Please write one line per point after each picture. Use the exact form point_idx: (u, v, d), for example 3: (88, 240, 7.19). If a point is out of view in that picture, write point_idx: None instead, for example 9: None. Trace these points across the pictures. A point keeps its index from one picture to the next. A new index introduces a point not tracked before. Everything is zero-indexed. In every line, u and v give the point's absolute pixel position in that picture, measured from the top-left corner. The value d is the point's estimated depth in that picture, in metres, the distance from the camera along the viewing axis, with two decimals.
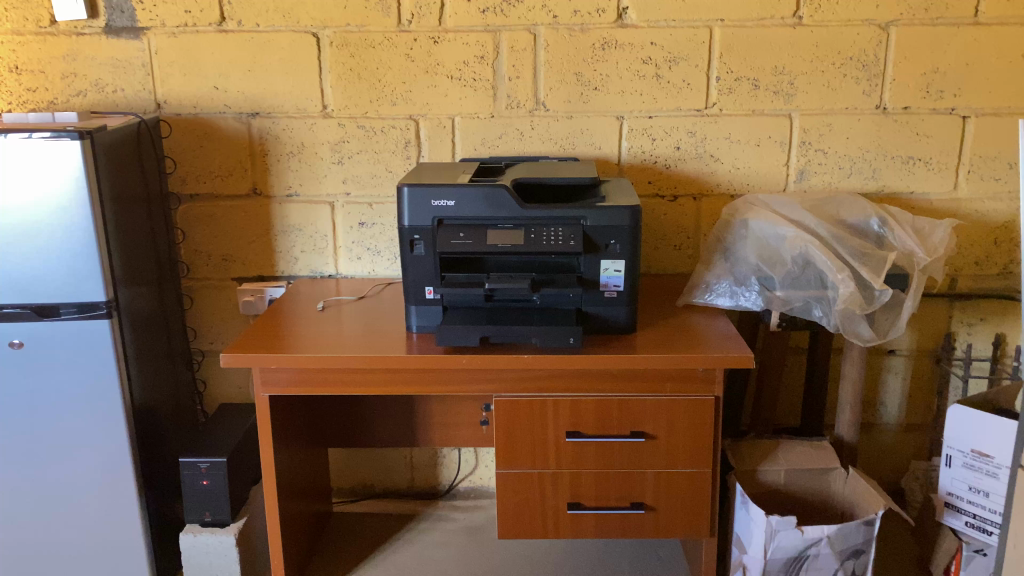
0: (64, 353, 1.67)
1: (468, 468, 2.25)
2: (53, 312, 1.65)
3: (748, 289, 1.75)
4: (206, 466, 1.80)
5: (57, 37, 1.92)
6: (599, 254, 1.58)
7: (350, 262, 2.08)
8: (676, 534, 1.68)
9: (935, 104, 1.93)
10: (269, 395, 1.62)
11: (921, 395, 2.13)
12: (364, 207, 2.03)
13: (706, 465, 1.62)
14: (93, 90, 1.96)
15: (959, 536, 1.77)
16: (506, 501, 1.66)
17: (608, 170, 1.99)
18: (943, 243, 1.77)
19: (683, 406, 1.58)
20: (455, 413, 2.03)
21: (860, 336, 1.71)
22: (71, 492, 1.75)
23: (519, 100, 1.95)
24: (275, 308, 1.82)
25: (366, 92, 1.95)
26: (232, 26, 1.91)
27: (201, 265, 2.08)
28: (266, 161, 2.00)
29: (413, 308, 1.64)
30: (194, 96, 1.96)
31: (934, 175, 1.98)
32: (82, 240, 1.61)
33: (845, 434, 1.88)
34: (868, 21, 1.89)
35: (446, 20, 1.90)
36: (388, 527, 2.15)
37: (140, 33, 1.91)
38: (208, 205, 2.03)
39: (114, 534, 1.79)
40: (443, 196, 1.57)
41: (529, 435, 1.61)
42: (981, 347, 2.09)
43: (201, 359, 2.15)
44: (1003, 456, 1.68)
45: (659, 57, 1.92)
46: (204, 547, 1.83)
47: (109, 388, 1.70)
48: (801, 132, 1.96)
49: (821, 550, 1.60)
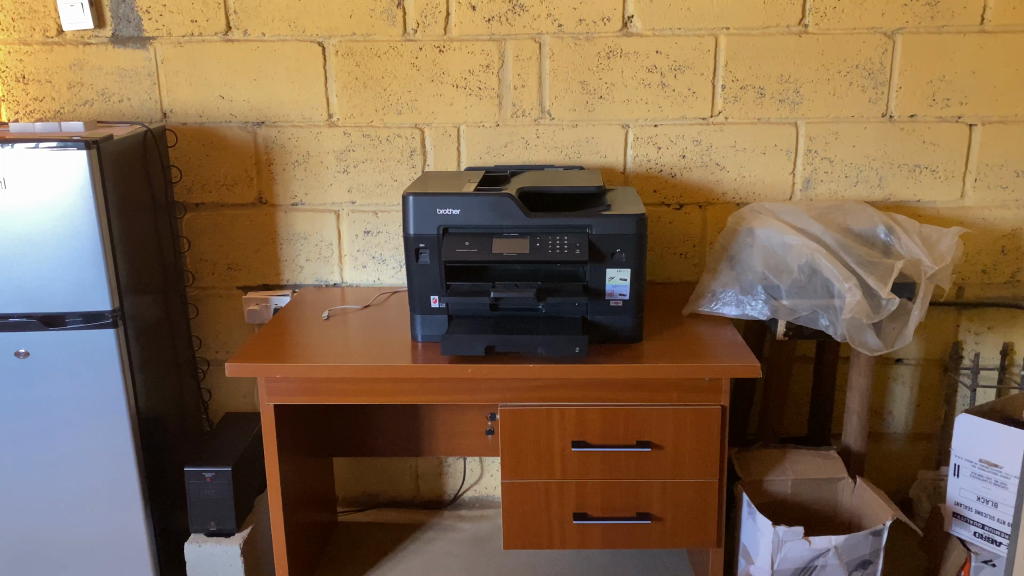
0: (69, 362, 1.67)
1: (473, 478, 2.24)
2: (60, 321, 1.65)
3: (754, 298, 1.75)
4: (212, 475, 1.80)
5: (63, 47, 1.93)
6: (605, 262, 1.58)
7: (355, 270, 2.07)
8: (682, 544, 1.67)
9: (941, 113, 1.93)
10: (273, 404, 1.62)
11: (929, 404, 2.12)
12: (370, 216, 2.03)
13: (713, 474, 1.61)
14: (99, 99, 1.96)
15: (968, 547, 1.76)
16: (512, 511, 1.65)
17: (613, 178, 1.99)
18: (950, 252, 1.76)
19: (689, 415, 1.57)
20: (461, 422, 2.03)
21: (868, 345, 1.69)
22: (76, 500, 1.75)
23: (525, 109, 1.95)
24: (280, 317, 1.82)
25: (371, 101, 1.96)
26: (238, 35, 1.92)
27: (207, 273, 2.08)
28: (272, 169, 2.01)
29: (419, 317, 1.63)
30: (200, 105, 1.97)
31: (940, 183, 1.97)
32: (89, 250, 1.61)
33: (852, 444, 1.87)
34: (873, 29, 1.88)
35: (451, 29, 1.91)
36: (394, 537, 2.15)
37: (146, 43, 1.92)
38: (213, 214, 2.04)
39: (118, 542, 1.79)
40: (449, 204, 1.57)
41: (534, 444, 1.60)
42: (989, 356, 2.08)
43: (206, 367, 2.15)
44: (1011, 466, 1.67)
45: (664, 65, 1.92)
46: (209, 556, 1.82)
47: (114, 397, 1.70)
48: (807, 140, 1.96)
49: (828, 561, 1.58)
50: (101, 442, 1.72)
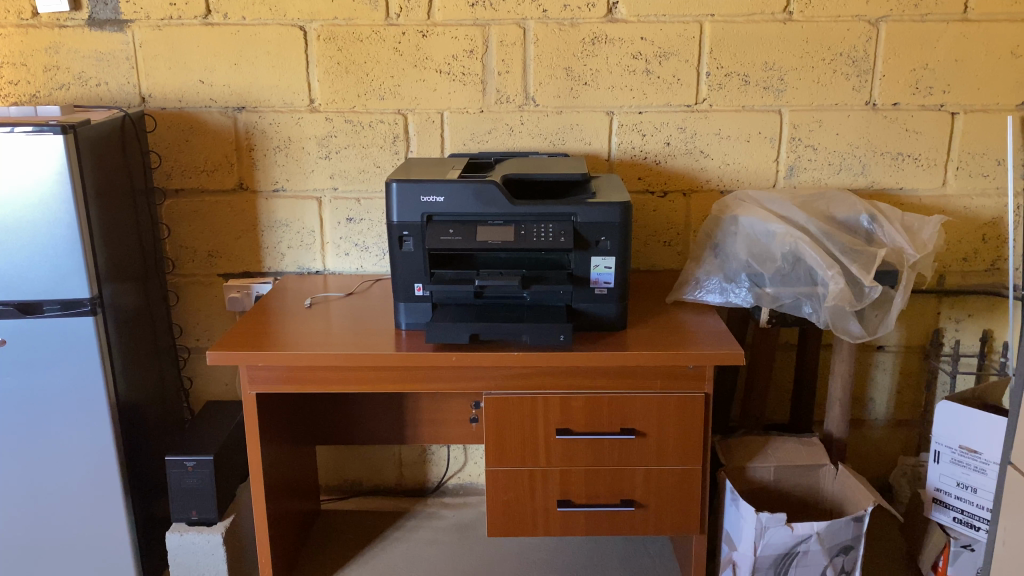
0: (47, 351, 1.64)
1: (457, 465, 2.24)
2: (37, 309, 1.63)
3: (737, 286, 1.76)
4: (193, 464, 1.78)
5: (39, 30, 1.89)
6: (590, 250, 1.57)
7: (338, 258, 2.06)
8: (665, 531, 1.68)
9: (924, 101, 1.94)
10: (255, 393, 1.61)
11: (909, 391, 2.14)
12: (352, 203, 2.01)
13: (696, 461, 1.62)
14: (76, 83, 1.93)
15: (948, 532, 1.77)
16: (496, 499, 1.65)
17: (597, 166, 1.98)
18: (932, 240, 1.76)
19: (673, 402, 1.58)
20: (444, 410, 2.02)
21: (850, 332, 1.70)
22: (55, 490, 1.73)
23: (509, 95, 1.94)
24: (261, 305, 1.80)
25: (353, 86, 1.93)
26: (217, 19, 1.89)
27: (186, 260, 2.05)
28: (253, 155, 1.98)
29: (402, 305, 1.62)
30: (179, 89, 1.93)
31: (922, 171, 1.98)
32: (67, 238, 1.58)
33: (834, 430, 1.88)
34: (858, 17, 1.88)
35: (435, 14, 1.88)
36: (377, 525, 2.14)
37: (123, 26, 1.89)
38: (193, 201, 2.01)
39: (97, 532, 1.77)
40: (432, 191, 1.56)
41: (518, 431, 1.60)
42: (969, 343, 2.10)
43: (186, 356, 2.13)
44: (991, 452, 1.69)
45: (649, 52, 1.91)
46: (190, 546, 1.81)
47: (92, 385, 1.67)
48: (790, 128, 1.96)
49: (810, 547, 1.60)
50: (81, 430, 1.70)
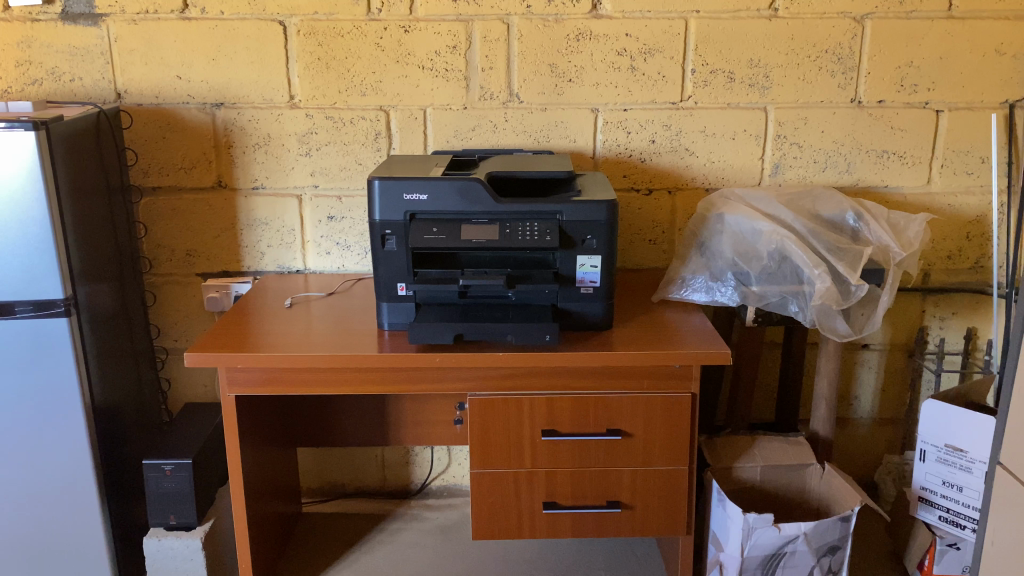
0: (17, 353, 1.60)
1: (440, 467, 2.21)
2: (7, 310, 1.57)
3: (724, 284, 1.74)
4: (171, 468, 1.74)
5: (11, 23, 1.84)
6: (576, 249, 1.55)
7: (319, 257, 2.02)
8: (653, 532, 1.66)
9: (909, 98, 1.93)
10: (234, 395, 1.57)
11: (894, 389, 2.14)
12: (333, 201, 1.98)
13: (683, 462, 1.61)
14: (49, 79, 1.88)
15: (933, 530, 1.77)
16: (481, 502, 1.63)
17: (583, 163, 1.97)
18: (918, 238, 1.76)
19: (659, 403, 1.56)
20: (427, 411, 1.99)
21: (837, 331, 1.69)
22: (27, 495, 1.68)
23: (492, 92, 1.91)
24: (241, 305, 1.76)
25: (334, 82, 1.90)
26: (194, 13, 1.85)
27: (165, 260, 2.01)
28: (231, 152, 1.94)
29: (385, 305, 1.59)
30: (156, 85, 1.89)
31: (907, 169, 1.98)
32: (39, 234, 1.54)
33: (820, 429, 1.88)
34: (843, 13, 1.87)
35: (417, 9, 1.85)
36: (359, 528, 2.11)
37: (98, 20, 1.84)
38: (171, 199, 1.97)
39: (72, 538, 1.72)
40: (415, 190, 1.53)
41: (504, 433, 1.58)
42: (953, 341, 2.10)
43: (164, 357, 2.08)
44: (977, 451, 1.69)
45: (634, 49, 1.89)
46: (169, 551, 1.77)
47: (67, 388, 1.63)
48: (776, 125, 1.95)
49: (797, 547, 1.59)
50: (55, 433, 1.66)
